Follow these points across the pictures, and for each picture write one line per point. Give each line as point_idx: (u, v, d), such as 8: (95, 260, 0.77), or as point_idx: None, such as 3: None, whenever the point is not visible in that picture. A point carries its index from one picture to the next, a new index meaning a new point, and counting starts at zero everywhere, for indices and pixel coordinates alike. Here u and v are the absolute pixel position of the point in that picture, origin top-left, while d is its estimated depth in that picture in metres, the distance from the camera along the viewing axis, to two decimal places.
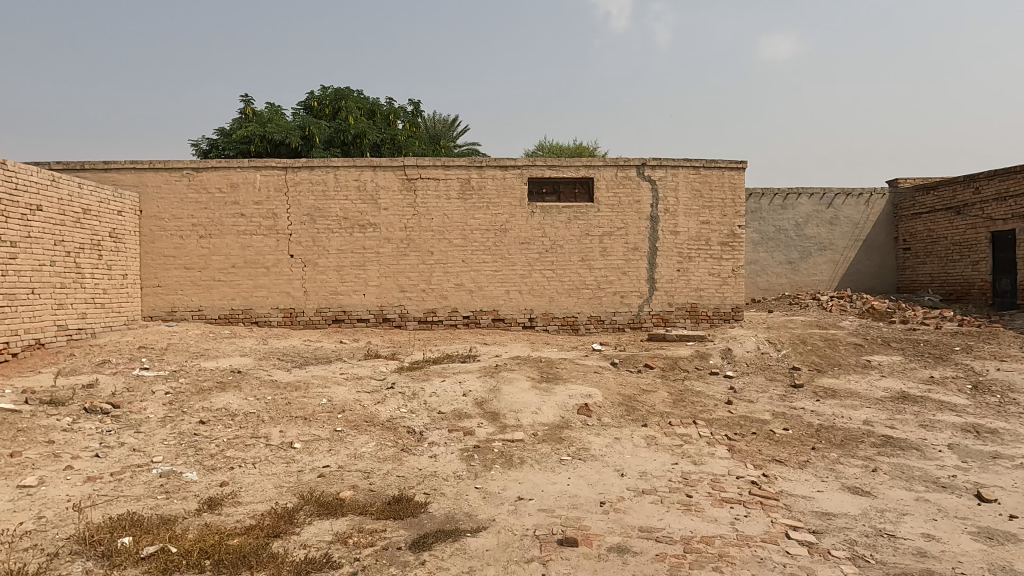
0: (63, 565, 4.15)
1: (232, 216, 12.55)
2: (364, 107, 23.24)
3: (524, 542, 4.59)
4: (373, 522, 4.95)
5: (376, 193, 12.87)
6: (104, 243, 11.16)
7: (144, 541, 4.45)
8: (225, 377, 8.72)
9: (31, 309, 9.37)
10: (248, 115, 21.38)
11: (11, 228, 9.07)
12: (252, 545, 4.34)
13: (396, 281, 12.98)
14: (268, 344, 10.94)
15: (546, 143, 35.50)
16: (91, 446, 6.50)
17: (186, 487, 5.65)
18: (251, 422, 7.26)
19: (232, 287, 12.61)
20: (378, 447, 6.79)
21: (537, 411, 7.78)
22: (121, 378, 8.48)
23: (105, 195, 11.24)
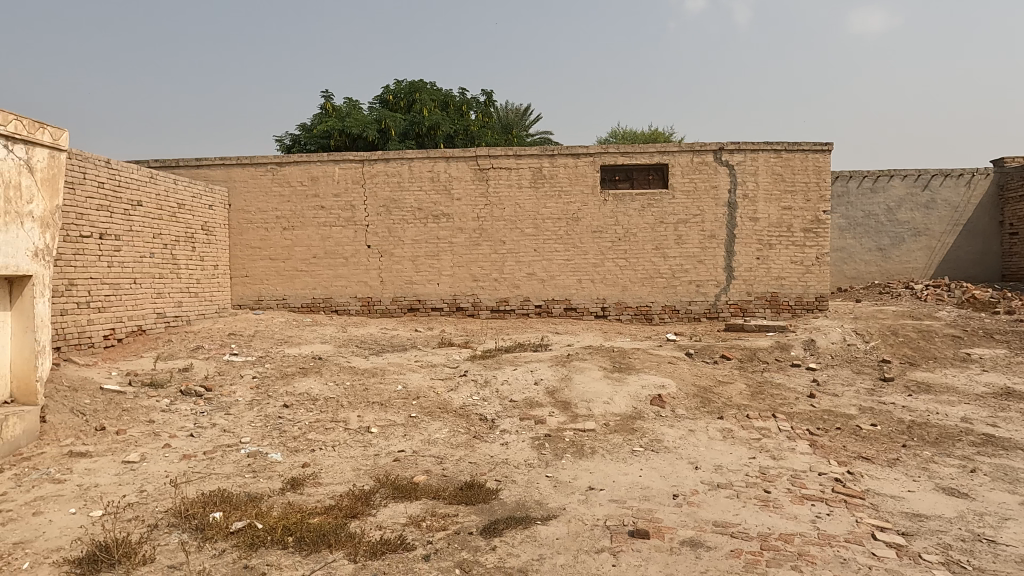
0: (162, 536, 4.47)
1: (313, 208, 13.03)
2: (438, 99, 23.55)
3: (594, 532, 4.57)
4: (446, 506, 5.05)
5: (450, 184, 13.05)
6: (197, 235, 11.82)
7: (233, 517, 4.72)
8: (307, 363, 9.10)
9: (134, 298, 10.04)
10: (328, 110, 22.08)
11: (115, 223, 9.72)
12: (331, 525, 4.53)
13: (470, 270, 13.14)
14: (348, 332, 11.34)
15: (619, 130, 34.97)
16: (185, 426, 6.95)
17: (271, 466, 5.94)
18: (331, 406, 7.55)
19: (313, 277, 13.12)
20: (452, 433, 6.92)
21: (609, 401, 7.72)
22: (213, 363, 9.00)
23: (197, 190, 11.89)
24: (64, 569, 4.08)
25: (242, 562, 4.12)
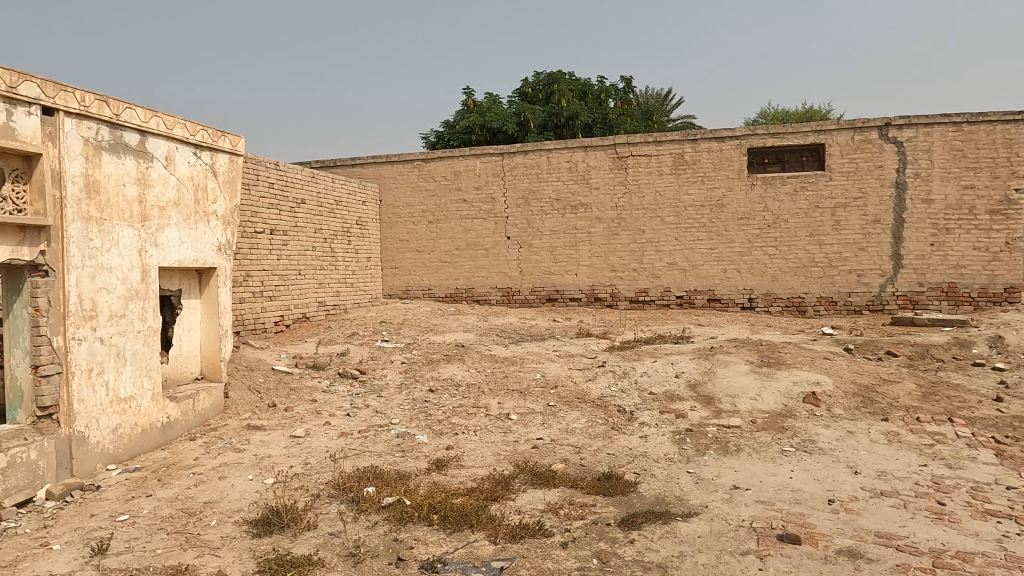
0: (323, 506, 4.90)
1: (456, 201, 13.54)
2: (576, 89, 23.48)
3: (739, 533, 4.36)
4: (584, 496, 5.06)
5: (588, 173, 12.98)
6: (352, 230, 12.72)
7: (384, 492, 5.05)
8: (450, 350, 9.49)
9: (299, 288, 10.99)
10: (470, 106, 22.79)
11: (283, 219, 10.68)
12: (473, 506, 4.71)
13: (608, 260, 13.00)
14: (488, 321, 11.68)
15: (769, 111, 32.86)
16: (343, 406, 7.54)
17: (418, 447, 6.28)
18: (473, 392, 7.82)
19: (457, 268, 13.65)
20: (589, 423, 6.91)
21: (756, 397, 7.32)
22: (367, 349, 9.67)
23: (352, 187, 12.78)
24: (243, 528, 4.60)
25: (392, 535, 4.40)
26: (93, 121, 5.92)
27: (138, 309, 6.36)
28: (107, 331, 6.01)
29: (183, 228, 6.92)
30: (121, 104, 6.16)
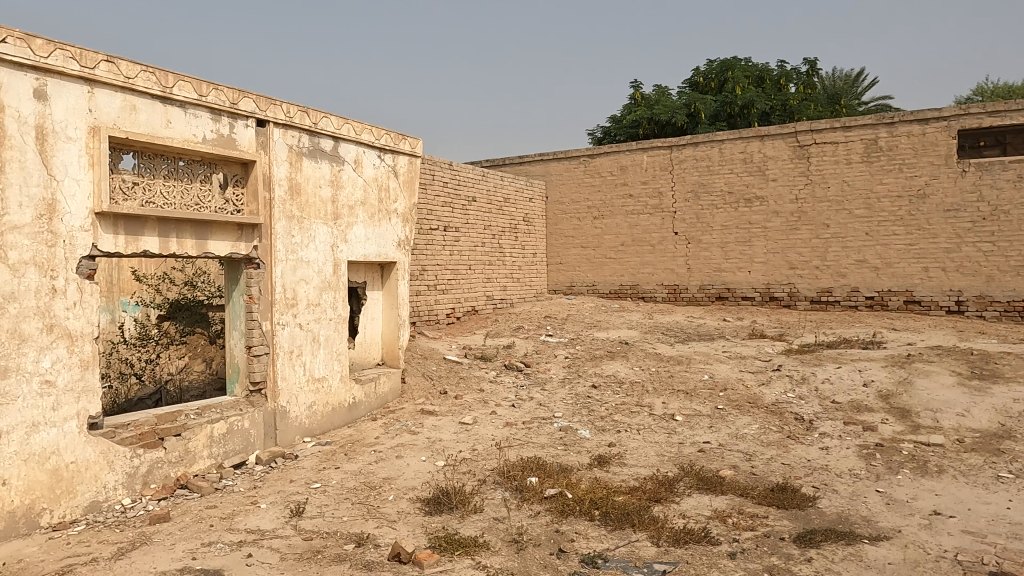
0: (489, 491, 5.09)
1: (622, 196, 13.39)
2: (752, 75, 22.15)
3: (940, 565, 3.85)
4: (755, 506, 4.76)
5: (764, 164, 12.19)
6: (519, 226, 13.04)
7: (547, 483, 5.14)
8: (614, 347, 9.42)
9: (469, 283, 11.41)
10: (637, 100, 22.42)
11: (455, 217, 11.06)
12: (635, 506, 4.63)
13: (786, 257, 12.12)
14: (654, 319, 11.41)
15: (986, 87, 28.64)
16: (508, 397, 7.78)
17: (581, 442, 6.30)
18: (636, 390, 7.70)
19: (622, 264, 13.50)
20: (762, 430, 6.49)
21: (964, 413, 6.43)
22: (531, 342, 9.89)
23: (519, 185, 13.10)
24: (417, 505, 4.93)
25: (554, 526, 4.46)
26: (296, 130, 6.68)
27: (330, 299, 7.03)
28: (305, 318, 6.73)
29: (369, 225, 7.53)
30: (319, 113, 6.86)
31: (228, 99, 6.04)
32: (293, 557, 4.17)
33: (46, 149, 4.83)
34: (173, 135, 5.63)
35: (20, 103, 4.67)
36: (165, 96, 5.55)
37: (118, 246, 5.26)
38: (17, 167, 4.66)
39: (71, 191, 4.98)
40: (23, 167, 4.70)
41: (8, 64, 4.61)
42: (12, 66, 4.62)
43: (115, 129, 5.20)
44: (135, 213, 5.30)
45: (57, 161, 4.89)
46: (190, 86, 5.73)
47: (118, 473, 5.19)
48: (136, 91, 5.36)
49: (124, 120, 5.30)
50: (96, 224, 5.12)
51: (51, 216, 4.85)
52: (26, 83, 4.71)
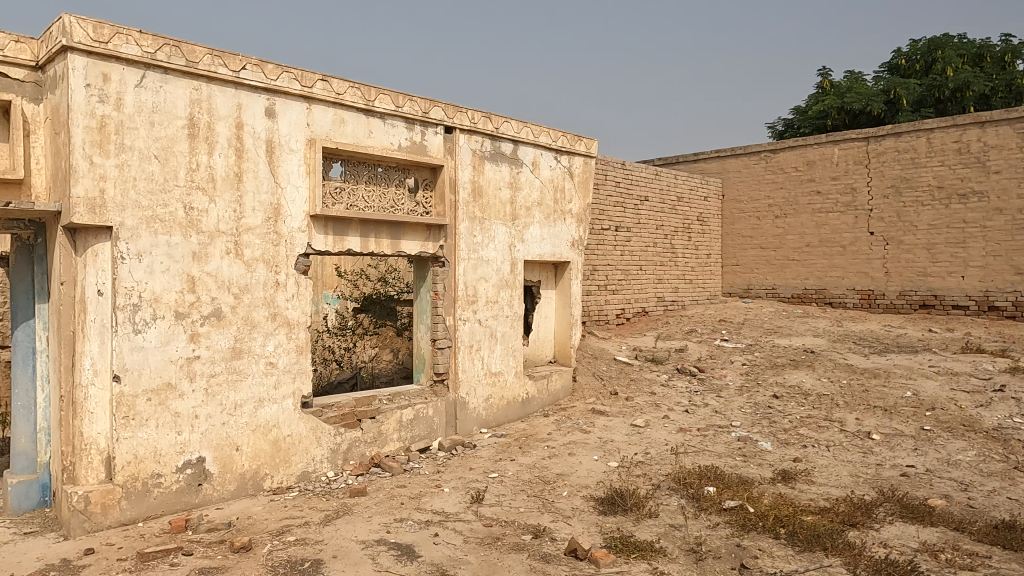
0: (664, 497, 5.00)
1: (808, 193, 12.45)
2: (968, 53, 19.51)
3: None
4: (974, 543, 4.20)
5: (984, 154, 10.69)
6: (693, 226, 12.60)
7: (725, 494, 4.93)
8: (798, 355, 8.78)
9: (639, 283, 11.25)
10: (826, 88, 20.71)
11: (627, 216, 10.95)
12: (827, 528, 4.29)
13: (1011, 261, 10.52)
14: (843, 327, 10.48)
15: None
16: (682, 402, 7.57)
17: (761, 454, 5.96)
18: (824, 404, 7.12)
19: (806, 266, 12.55)
20: (981, 457, 5.70)
21: None
22: (705, 347, 9.53)
23: (694, 183, 12.65)
24: (591, 503, 4.97)
25: (735, 540, 4.27)
26: (480, 135, 7.02)
27: (507, 297, 7.30)
28: (484, 315, 7.04)
29: (544, 225, 7.71)
30: (500, 118, 7.16)
31: (420, 109, 6.50)
32: (475, 541, 4.40)
33: (274, 160, 5.53)
34: (374, 144, 6.18)
35: (256, 121, 5.41)
36: (368, 109, 6.10)
37: (328, 245, 5.87)
38: (251, 177, 5.40)
39: (292, 197, 5.64)
40: (256, 176, 5.42)
41: (247, 88, 5.35)
42: (251, 90, 5.39)
43: (327, 140, 5.82)
44: (342, 216, 5.90)
45: (282, 170, 5.58)
46: (389, 98, 6.24)
47: (324, 448, 5.81)
48: (345, 105, 5.95)
49: (335, 132, 5.91)
50: (310, 226, 5.76)
51: (276, 218, 5.55)
52: (260, 103, 5.44)
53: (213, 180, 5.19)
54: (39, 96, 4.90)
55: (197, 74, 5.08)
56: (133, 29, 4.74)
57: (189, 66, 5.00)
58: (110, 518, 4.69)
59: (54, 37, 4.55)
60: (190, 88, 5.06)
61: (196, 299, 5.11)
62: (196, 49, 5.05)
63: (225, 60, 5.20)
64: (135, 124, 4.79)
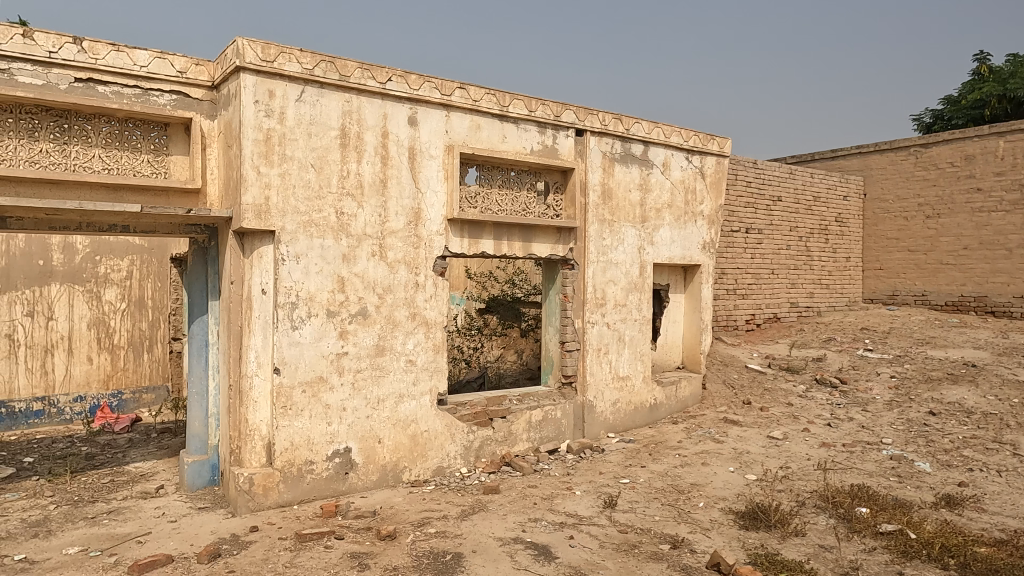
0: (810, 516, 4.72)
1: (966, 191, 11.34)
2: None
3: None
4: None
5: None
6: (831, 227, 11.82)
7: (881, 517, 4.57)
8: (956, 369, 8.01)
9: (771, 288, 10.72)
10: (983, 74, 18.79)
11: (758, 218, 10.46)
12: (1006, 563, 3.86)
13: None
14: (1009, 339, 9.44)
15: None
16: (823, 415, 7.13)
17: (919, 476, 5.48)
18: (992, 424, 6.44)
19: (963, 271, 11.44)
20: None
21: None
22: (847, 357, 8.93)
23: (832, 181, 11.87)
24: (730, 517, 4.78)
25: (896, 568, 3.95)
26: (610, 137, 6.96)
27: (636, 301, 7.19)
28: (613, 318, 6.98)
29: (674, 227, 7.53)
30: (631, 119, 7.07)
31: (552, 113, 6.55)
32: (611, 546, 4.36)
33: (415, 167, 5.77)
34: (508, 148, 6.30)
35: (399, 129, 5.67)
36: (502, 114, 6.23)
37: (463, 247, 6.05)
38: (395, 182, 5.66)
39: (431, 201, 5.87)
40: (400, 182, 5.69)
41: (392, 98, 5.63)
42: (396, 100, 5.65)
43: (464, 146, 6.00)
44: (477, 219, 6.06)
45: (422, 176, 5.81)
46: (523, 103, 6.34)
47: (458, 444, 6.00)
48: (481, 111, 6.11)
49: (471, 138, 6.08)
50: (447, 229, 5.97)
51: (417, 222, 5.79)
52: (403, 113, 5.70)
53: (362, 186, 5.50)
54: (213, 112, 5.42)
55: (349, 87, 5.40)
56: (294, 48, 5.12)
57: (342, 80, 5.33)
58: (270, 500, 5.08)
59: (229, 58, 5.00)
60: (342, 101, 5.39)
61: (346, 298, 5.44)
62: (348, 64, 5.37)
63: (373, 73, 5.49)
64: (294, 135, 5.17)
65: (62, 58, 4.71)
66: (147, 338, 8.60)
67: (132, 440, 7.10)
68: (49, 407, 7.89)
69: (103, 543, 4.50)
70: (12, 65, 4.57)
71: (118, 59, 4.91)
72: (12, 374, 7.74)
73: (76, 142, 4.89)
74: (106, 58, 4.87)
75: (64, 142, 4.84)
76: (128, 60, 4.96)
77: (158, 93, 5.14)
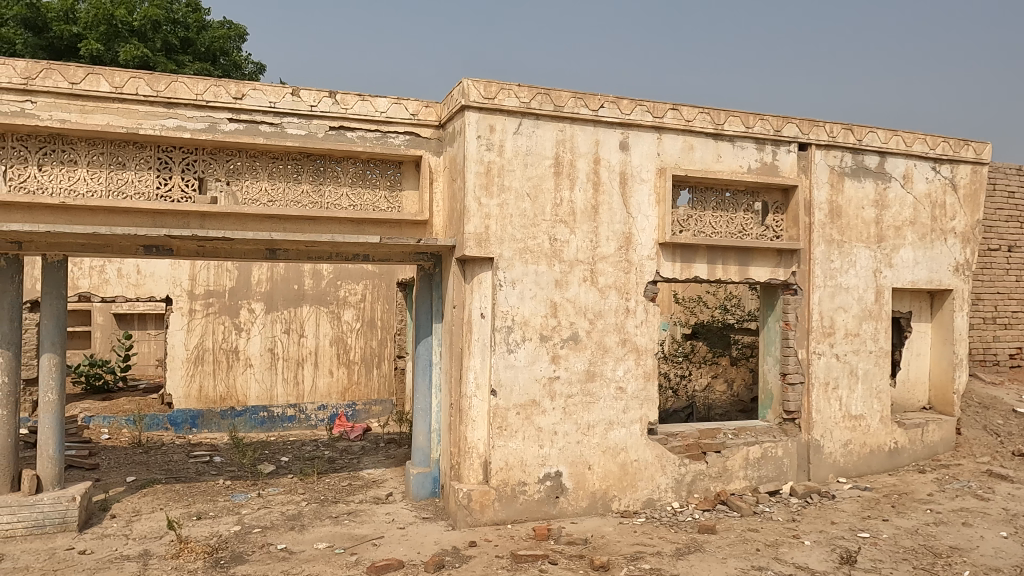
0: None
1: None
2: None
3: None
4: None
5: None
6: None
7: None
8: None
9: None
10: None
11: None
12: None
13: None
14: None
15: None
16: None
17: None
18: None
19: None
20: None
21: None
22: None
23: None
24: None
25: None
26: (839, 150, 6.35)
27: (871, 330, 6.42)
28: (843, 349, 6.29)
29: (919, 247, 6.63)
30: (864, 129, 6.39)
31: (772, 127, 6.14)
32: None
33: (627, 191, 5.73)
34: (723, 168, 6.02)
35: (611, 155, 5.67)
36: (717, 133, 5.97)
37: (676, 272, 5.86)
38: (606, 208, 5.66)
39: (642, 225, 5.77)
40: (611, 207, 5.68)
41: (604, 124, 5.66)
42: (608, 125, 5.67)
43: (677, 168, 5.84)
44: (690, 243, 5.84)
45: (634, 200, 5.75)
46: (739, 120, 6.03)
47: (670, 477, 5.78)
48: (695, 131, 5.91)
49: (684, 159, 5.90)
50: (659, 253, 5.82)
51: (628, 247, 5.72)
52: (615, 138, 5.69)
53: (574, 213, 5.57)
54: (440, 149, 5.84)
55: (563, 117, 5.53)
56: (513, 84, 5.38)
57: (556, 110, 5.48)
58: (486, 516, 5.28)
59: (455, 98, 5.38)
60: (557, 130, 5.53)
61: (558, 323, 5.53)
62: (562, 95, 5.51)
63: (586, 101, 5.58)
64: (512, 166, 5.40)
65: (320, 110, 5.41)
66: (377, 355, 9.54)
67: (364, 448, 7.88)
68: (299, 413, 9.07)
69: (345, 542, 4.98)
70: (284, 119, 5.34)
71: (364, 108, 5.52)
72: (272, 383, 9.00)
73: (329, 183, 5.56)
74: (354, 107, 5.50)
75: (321, 183, 5.54)
76: (371, 107, 5.56)
77: (394, 135, 5.68)
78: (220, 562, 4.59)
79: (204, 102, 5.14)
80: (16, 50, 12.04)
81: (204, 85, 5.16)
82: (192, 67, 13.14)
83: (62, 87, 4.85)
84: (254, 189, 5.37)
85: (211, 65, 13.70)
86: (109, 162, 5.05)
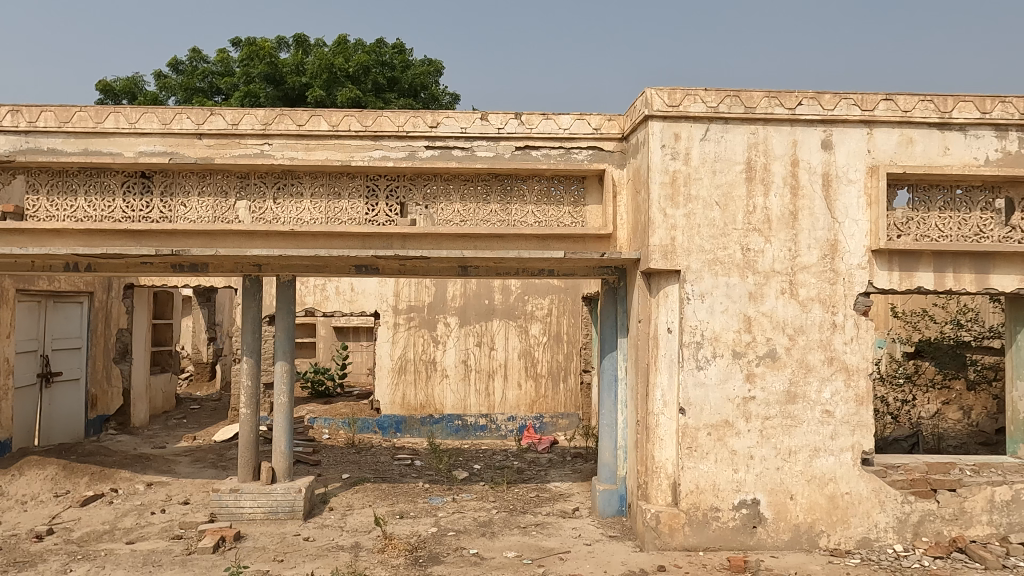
0: None
1: None
2: None
3: None
4: None
5: None
6: None
7: None
8: None
9: None
10: None
11: None
12: None
13: None
14: None
15: None
16: None
17: None
18: None
19: None
20: None
21: None
22: None
23: None
24: None
25: None
26: None
27: None
28: None
29: None
30: None
31: (1017, 110, 5.22)
32: None
33: (832, 194, 5.20)
34: (951, 162, 5.23)
35: (812, 155, 5.19)
36: (943, 122, 5.22)
37: (893, 282, 5.19)
38: (807, 214, 5.18)
39: (851, 231, 5.19)
40: (813, 212, 5.19)
41: (803, 123, 5.20)
42: (806, 124, 5.21)
43: (892, 165, 5.18)
44: (910, 249, 5.14)
45: (840, 203, 5.19)
46: (973, 105, 5.21)
47: (890, 515, 5.10)
48: (914, 122, 5.22)
49: (902, 155, 5.22)
50: (872, 261, 5.19)
51: (833, 255, 5.18)
52: (816, 137, 5.20)
53: (770, 221, 5.18)
54: (623, 161, 5.76)
55: (755, 118, 5.18)
56: (699, 89, 5.17)
57: (747, 112, 5.16)
58: (676, 541, 5.05)
59: (638, 109, 5.29)
60: (749, 133, 5.19)
61: (753, 339, 5.15)
62: (754, 95, 5.18)
63: (782, 99, 5.18)
64: (700, 174, 5.17)
65: (507, 132, 5.63)
66: (563, 368, 9.64)
67: (552, 460, 7.99)
68: (490, 423, 9.47)
69: (533, 553, 5.06)
70: (474, 143, 5.64)
71: (548, 126, 5.65)
72: (466, 394, 9.48)
73: (516, 201, 5.75)
74: (538, 126, 5.65)
75: (508, 202, 5.75)
76: (555, 125, 5.67)
77: (578, 150, 5.72)
78: (419, 560, 4.90)
79: (405, 133, 5.60)
80: (260, 103, 14.06)
81: (405, 117, 5.63)
82: (397, 102, 14.44)
83: (292, 130, 5.57)
84: (448, 212, 5.73)
85: (413, 99, 14.92)
86: (328, 192, 5.69)
